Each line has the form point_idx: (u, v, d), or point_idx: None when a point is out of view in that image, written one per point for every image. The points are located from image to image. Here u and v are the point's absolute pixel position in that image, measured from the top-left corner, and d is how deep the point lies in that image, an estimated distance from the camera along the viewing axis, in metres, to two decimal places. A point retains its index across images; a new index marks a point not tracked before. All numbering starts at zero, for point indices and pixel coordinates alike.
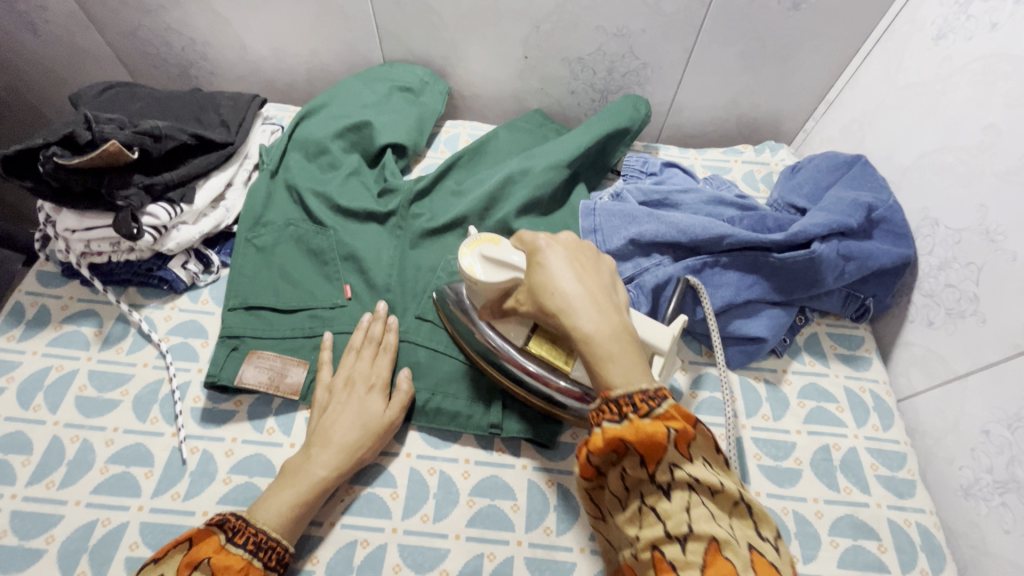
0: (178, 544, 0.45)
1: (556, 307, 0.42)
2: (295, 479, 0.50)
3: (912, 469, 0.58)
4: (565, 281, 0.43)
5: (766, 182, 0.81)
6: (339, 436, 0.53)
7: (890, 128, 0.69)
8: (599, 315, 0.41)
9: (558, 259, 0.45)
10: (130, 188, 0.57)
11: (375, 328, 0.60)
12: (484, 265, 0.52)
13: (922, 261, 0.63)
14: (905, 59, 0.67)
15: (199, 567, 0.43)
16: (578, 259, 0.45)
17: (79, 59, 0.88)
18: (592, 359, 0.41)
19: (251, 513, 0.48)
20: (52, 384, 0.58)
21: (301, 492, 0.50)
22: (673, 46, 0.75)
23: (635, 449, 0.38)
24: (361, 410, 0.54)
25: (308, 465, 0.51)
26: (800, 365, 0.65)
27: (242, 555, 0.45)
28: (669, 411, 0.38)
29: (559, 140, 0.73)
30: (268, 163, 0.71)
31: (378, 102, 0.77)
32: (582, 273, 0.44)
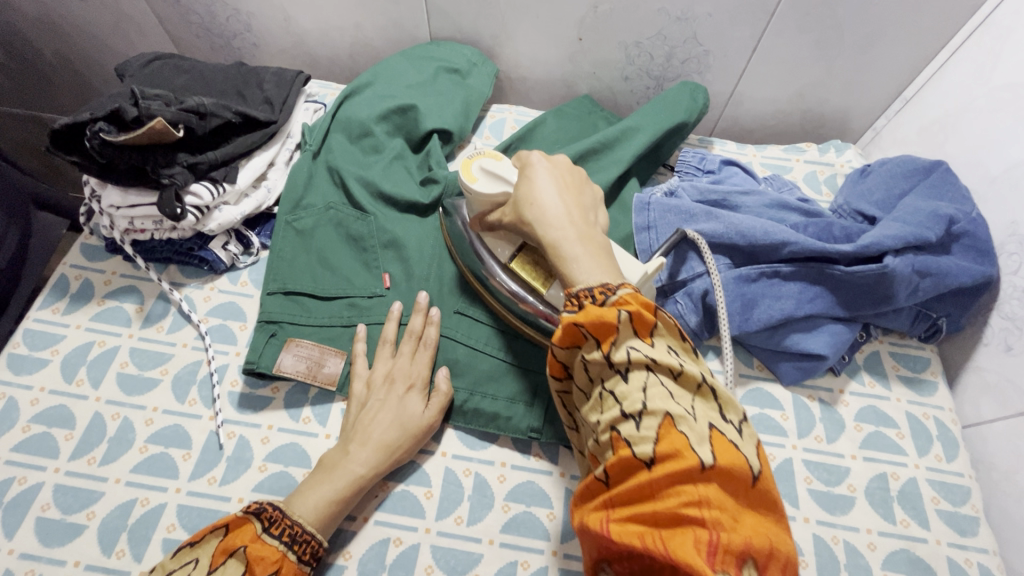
0: (216, 529, 0.45)
1: (533, 218, 0.47)
2: (334, 477, 0.49)
3: (976, 505, 0.55)
4: (553, 195, 0.48)
5: (830, 184, 0.76)
6: (376, 434, 0.51)
7: (978, 132, 0.63)
8: (571, 225, 0.46)
9: (545, 176, 0.50)
10: (175, 166, 0.56)
11: (415, 322, 0.58)
12: (484, 179, 0.55)
13: (1004, 281, 0.58)
14: (1003, 56, 0.61)
15: (234, 557, 0.43)
16: (569, 181, 0.50)
17: (125, 27, 0.88)
18: (555, 257, 0.45)
19: (289, 506, 0.47)
20: (94, 359, 0.58)
21: (340, 490, 0.49)
22: (741, 33, 0.70)
23: (589, 333, 0.38)
24: (401, 411, 0.53)
25: (347, 462, 0.50)
26: (860, 386, 0.61)
27: (278, 547, 0.45)
28: (625, 298, 0.38)
29: (611, 130, 0.69)
30: (310, 143, 0.69)
31: (424, 83, 0.74)
32: (569, 190, 0.49)
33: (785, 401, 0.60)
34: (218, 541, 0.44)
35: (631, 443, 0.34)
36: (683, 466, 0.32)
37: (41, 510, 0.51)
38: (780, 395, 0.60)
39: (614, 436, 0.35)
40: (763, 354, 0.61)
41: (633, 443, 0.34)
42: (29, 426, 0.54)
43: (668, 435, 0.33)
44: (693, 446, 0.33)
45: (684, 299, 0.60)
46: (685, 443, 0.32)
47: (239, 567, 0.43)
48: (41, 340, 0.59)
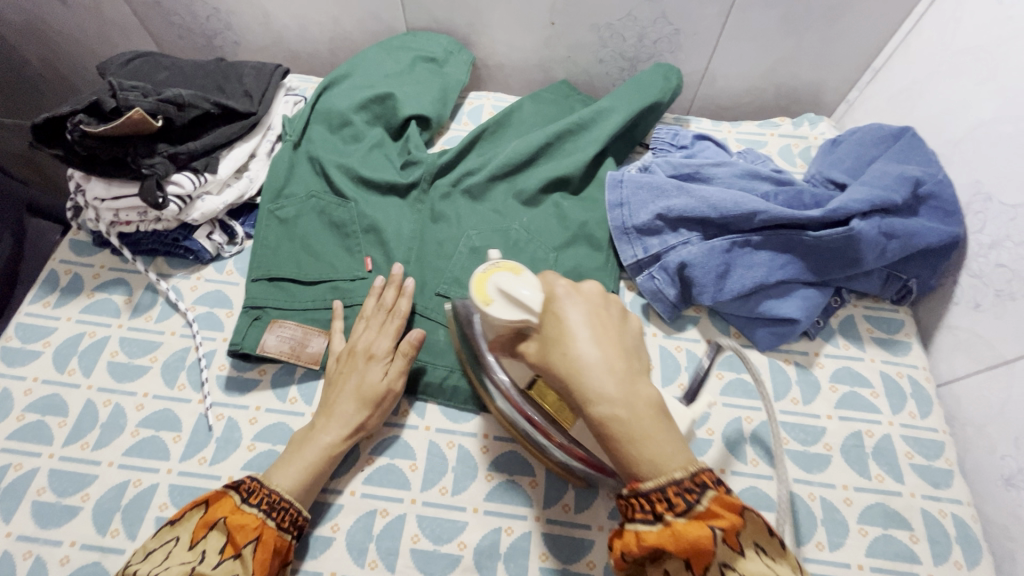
0: (193, 508, 0.46)
1: (565, 373, 0.37)
2: (304, 450, 0.50)
3: (950, 458, 0.56)
4: (589, 346, 0.37)
5: (804, 157, 0.77)
6: (339, 407, 0.53)
7: (943, 96, 0.64)
8: (627, 392, 0.36)
9: (576, 314, 0.39)
10: (155, 157, 0.57)
11: (387, 295, 0.59)
12: (502, 300, 0.44)
13: (971, 239, 0.59)
14: (964, 21, 0.62)
15: (215, 527, 0.44)
16: (599, 315, 0.39)
17: (108, 31, 0.90)
18: (614, 444, 0.36)
19: (267, 476, 0.49)
20: (85, 349, 0.60)
21: (312, 456, 0.50)
22: (708, 11, 0.71)
23: (675, 554, 0.34)
24: (361, 380, 0.54)
25: (316, 433, 0.52)
26: (834, 349, 0.62)
27: (257, 514, 0.45)
28: (710, 508, 0.34)
29: (584, 111, 0.71)
30: (290, 135, 0.70)
31: (401, 72, 0.75)
32: (606, 337, 0.38)
33: (761, 365, 0.61)
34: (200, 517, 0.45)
35: None
36: None
37: (36, 495, 0.52)
38: (756, 360, 0.62)
39: None
40: (740, 322, 0.62)
41: None
42: (23, 415, 0.56)
43: None
44: None
45: (660, 273, 0.62)
46: None
47: (220, 536, 0.44)
48: (33, 333, 0.60)
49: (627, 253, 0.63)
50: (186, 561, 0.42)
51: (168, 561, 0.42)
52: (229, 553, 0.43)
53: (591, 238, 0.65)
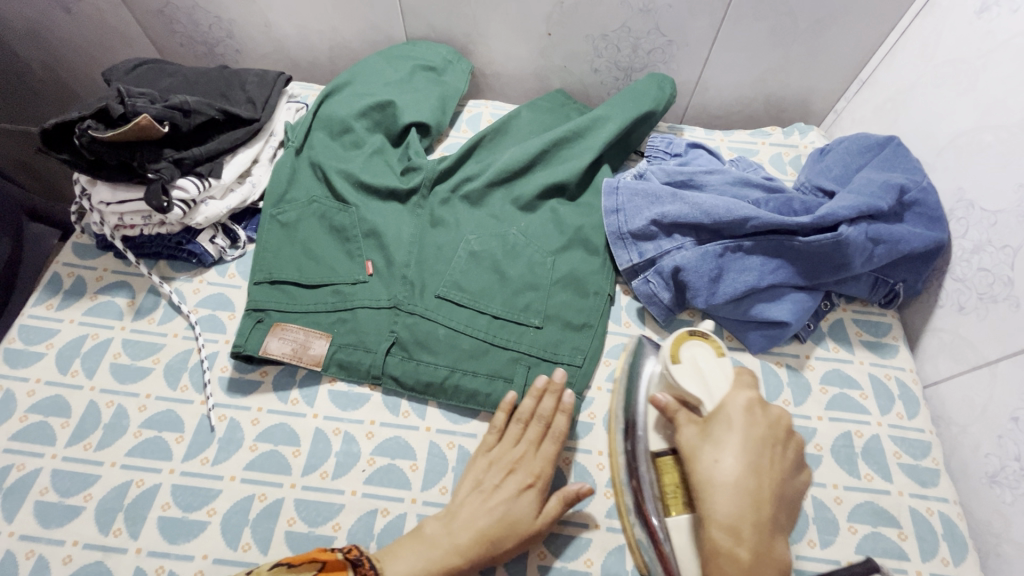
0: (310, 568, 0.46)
1: (703, 480, 0.44)
2: (423, 542, 0.48)
3: (936, 457, 0.57)
4: (732, 463, 0.44)
5: (795, 165, 0.79)
6: (479, 519, 0.49)
7: (926, 107, 0.66)
8: (755, 538, 0.42)
9: (738, 433, 0.45)
10: (161, 162, 0.58)
11: (545, 404, 0.55)
12: (688, 368, 0.50)
13: (954, 245, 0.61)
14: (945, 34, 0.64)
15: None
16: (768, 450, 0.45)
17: (110, 39, 0.91)
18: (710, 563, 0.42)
19: (382, 562, 0.47)
20: (88, 351, 0.60)
21: (432, 561, 0.47)
22: (701, 23, 0.73)
23: None
24: (509, 502, 0.50)
25: (445, 535, 0.48)
26: (824, 351, 0.64)
27: None
28: None
29: (581, 119, 0.73)
30: (293, 141, 0.72)
31: (401, 81, 0.77)
32: (762, 473, 0.44)
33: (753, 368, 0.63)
34: None
35: None
36: None
37: (39, 495, 0.53)
38: (749, 362, 0.63)
39: None
40: (733, 325, 0.64)
41: None
42: (26, 416, 0.56)
43: None
44: None
45: (655, 277, 0.63)
46: None
47: None
48: (36, 335, 0.61)
49: (622, 258, 0.65)
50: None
51: None
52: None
53: (587, 242, 0.67)
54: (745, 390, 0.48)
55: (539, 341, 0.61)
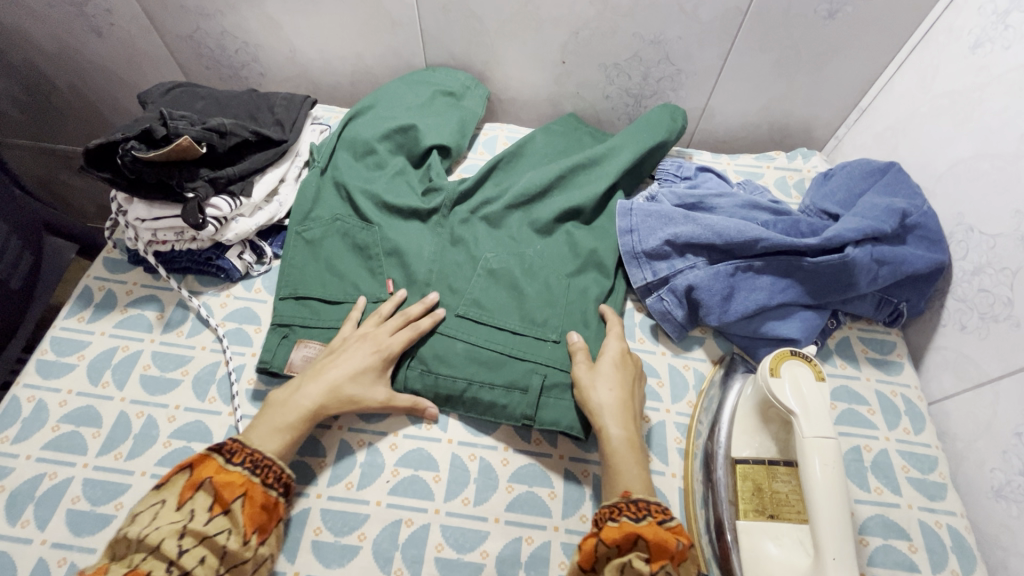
0: (181, 474, 0.48)
1: (593, 405, 0.56)
2: (273, 412, 0.54)
3: (943, 472, 0.59)
4: (612, 391, 0.57)
5: (799, 188, 0.82)
6: (329, 373, 0.57)
7: (924, 135, 0.70)
8: (625, 427, 0.55)
9: (608, 369, 0.59)
10: (197, 181, 0.61)
11: (415, 311, 0.63)
12: (790, 388, 0.50)
13: (955, 266, 0.64)
14: (941, 67, 0.68)
15: (201, 488, 0.48)
16: (633, 383, 0.59)
17: (138, 62, 0.94)
18: (611, 460, 0.54)
19: (247, 437, 0.52)
20: (118, 362, 0.62)
21: (284, 420, 0.54)
22: (709, 54, 0.77)
23: (647, 544, 0.46)
24: (353, 364, 0.57)
25: (297, 397, 0.55)
26: (832, 368, 0.66)
27: (242, 472, 0.49)
28: (677, 526, 0.48)
29: (597, 148, 0.76)
30: (318, 161, 0.74)
31: (423, 105, 0.80)
32: (629, 394, 0.58)
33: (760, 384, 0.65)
34: (184, 480, 0.48)
35: None
36: None
37: (71, 503, 0.54)
38: None
39: None
40: (743, 341, 0.66)
41: None
42: (57, 425, 0.58)
43: None
44: None
45: (669, 295, 0.66)
46: None
47: (205, 499, 0.47)
48: (67, 347, 0.63)
49: (637, 276, 0.67)
50: (174, 521, 0.46)
51: (157, 522, 0.45)
52: (218, 509, 0.47)
53: (601, 265, 0.69)
54: (615, 339, 0.62)
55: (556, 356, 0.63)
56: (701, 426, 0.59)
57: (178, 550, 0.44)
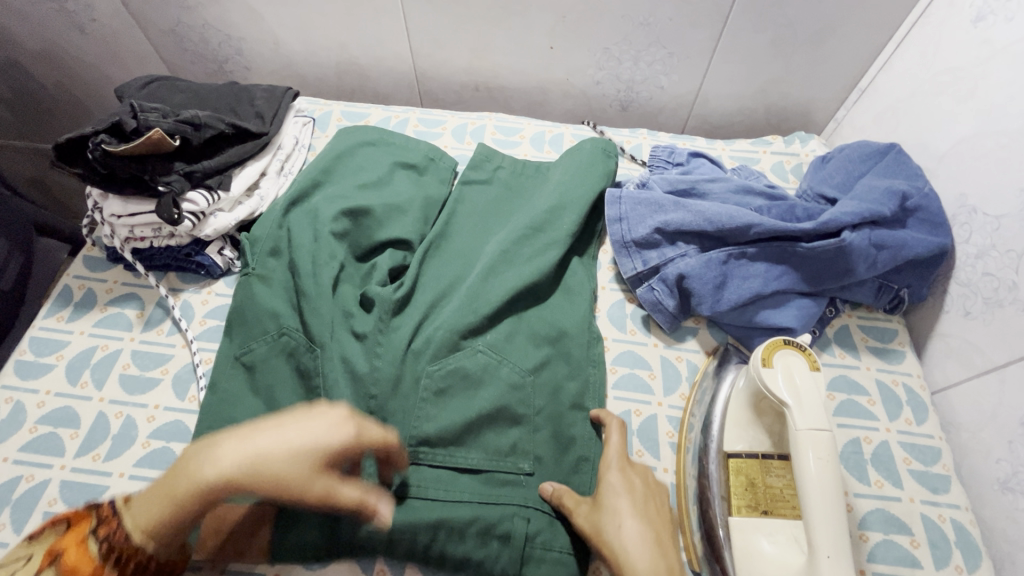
0: (40, 566, 0.39)
1: (599, 504, 0.49)
2: (171, 481, 0.39)
3: (946, 464, 0.57)
4: (617, 490, 0.50)
5: (796, 173, 0.80)
6: (260, 443, 0.39)
7: (925, 114, 0.67)
8: (637, 524, 0.47)
9: (615, 466, 0.52)
10: (172, 174, 0.59)
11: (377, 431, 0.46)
12: (783, 380, 0.48)
13: (958, 250, 0.61)
14: (943, 43, 0.65)
15: (52, 563, 0.39)
16: (642, 477, 0.52)
17: (122, 57, 0.93)
18: (619, 565, 0.45)
19: (127, 504, 0.42)
20: (97, 362, 0.61)
21: (184, 497, 0.39)
22: (701, 35, 0.74)
23: None
24: (294, 446, 0.39)
25: (208, 466, 0.38)
26: (830, 358, 0.64)
27: (95, 556, 0.40)
28: None
29: (537, 212, 0.68)
30: (254, 268, 0.63)
31: (376, 181, 0.70)
32: (635, 491, 0.50)
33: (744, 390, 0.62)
34: (54, 538, 0.41)
35: None
36: None
37: (48, 505, 0.53)
38: None
39: None
40: (736, 331, 0.64)
41: None
42: (35, 427, 0.57)
43: None
44: None
45: (659, 284, 0.64)
46: None
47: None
48: (46, 347, 0.62)
49: (627, 266, 0.66)
50: None
51: None
52: None
53: (564, 350, 0.62)
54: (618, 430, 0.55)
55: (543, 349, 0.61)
56: (693, 420, 0.57)
57: None
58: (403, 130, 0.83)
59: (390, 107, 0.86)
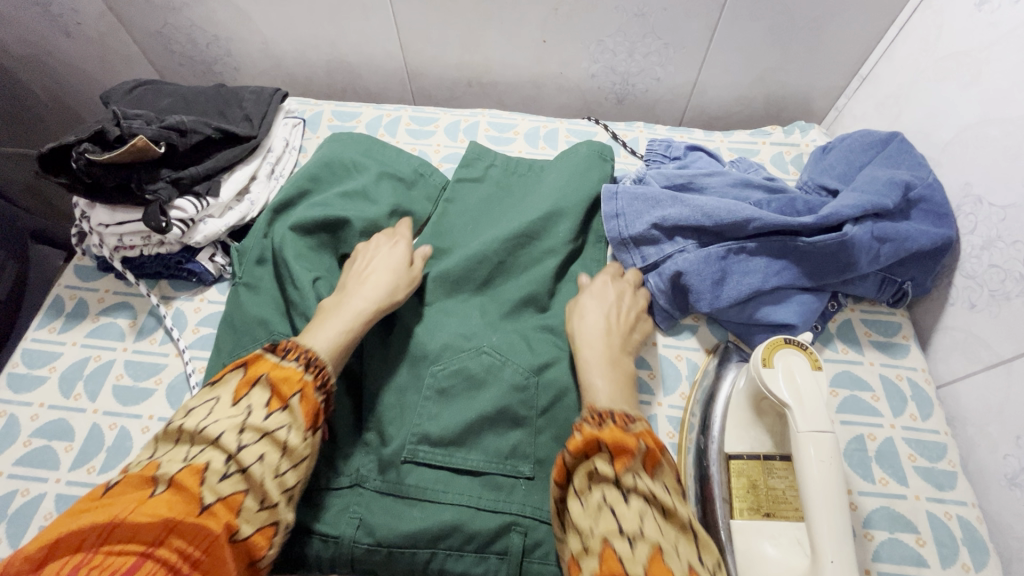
0: (235, 372, 0.43)
1: (574, 328, 0.58)
2: (334, 313, 0.53)
3: (953, 460, 0.56)
4: (593, 316, 0.58)
5: (796, 164, 0.78)
6: (375, 279, 0.58)
7: (928, 101, 0.65)
8: (601, 348, 0.55)
9: (595, 303, 0.59)
10: (159, 182, 0.58)
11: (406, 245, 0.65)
12: (783, 379, 0.47)
13: (963, 241, 0.60)
14: (945, 27, 0.63)
15: (256, 386, 0.42)
16: (617, 308, 0.59)
17: (110, 61, 0.92)
18: (583, 373, 0.54)
19: (304, 337, 0.50)
20: (90, 373, 0.60)
21: (348, 323, 0.53)
22: (697, 25, 0.73)
23: (607, 449, 0.42)
24: (388, 261, 0.61)
25: (351, 306, 0.55)
26: (833, 353, 0.63)
27: (296, 368, 0.44)
28: (642, 432, 0.44)
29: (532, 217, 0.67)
30: (242, 278, 0.63)
31: (361, 193, 0.68)
32: (612, 318, 0.58)
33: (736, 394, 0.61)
34: (236, 379, 0.42)
35: (625, 561, 0.36)
36: None
37: (44, 520, 0.52)
38: None
39: (608, 551, 0.37)
40: (736, 328, 0.63)
41: (625, 560, 0.36)
42: (30, 440, 0.56)
43: (656, 566, 0.35)
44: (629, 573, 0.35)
45: (657, 282, 0.63)
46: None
47: (263, 395, 0.41)
48: (39, 359, 0.61)
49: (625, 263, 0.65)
50: (232, 415, 0.40)
51: (215, 416, 0.40)
52: (276, 405, 0.41)
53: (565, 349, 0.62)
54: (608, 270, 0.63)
55: (541, 351, 0.61)
56: (693, 419, 0.56)
57: (239, 445, 0.39)
58: (395, 129, 0.81)
59: (381, 106, 0.84)
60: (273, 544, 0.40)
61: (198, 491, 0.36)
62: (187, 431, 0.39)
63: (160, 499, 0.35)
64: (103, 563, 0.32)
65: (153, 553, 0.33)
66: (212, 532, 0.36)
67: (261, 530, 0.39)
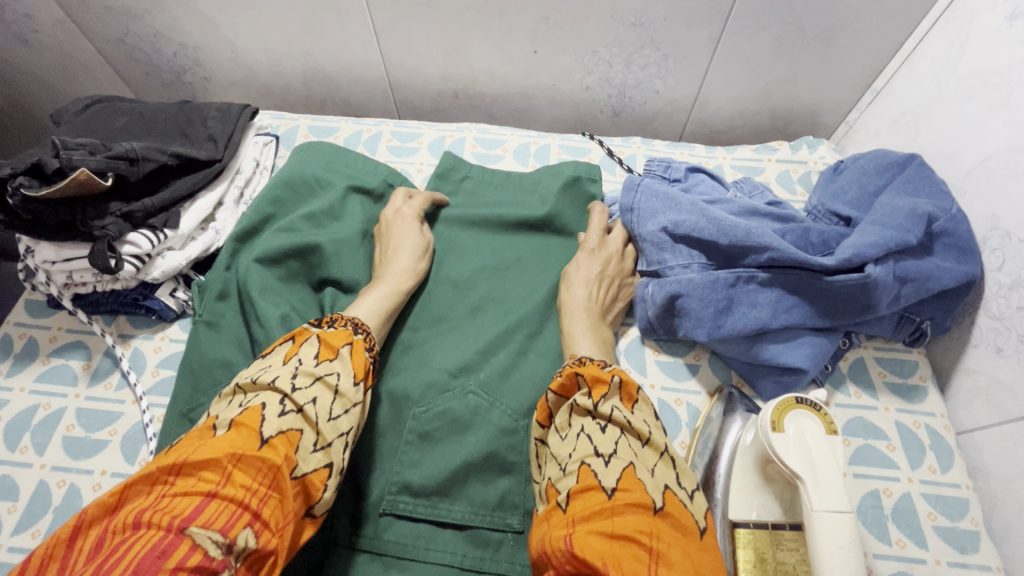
0: (283, 342, 0.43)
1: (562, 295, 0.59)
2: (371, 290, 0.55)
3: (975, 518, 0.51)
4: (581, 285, 0.59)
5: (804, 183, 0.73)
6: (404, 256, 0.59)
7: (950, 122, 0.60)
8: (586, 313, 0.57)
9: (581, 267, 0.60)
10: (107, 217, 0.53)
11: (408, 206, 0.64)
12: (790, 440, 0.43)
13: (989, 278, 0.55)
14: (970, 42, 0.58)
15: (294, 342, 0.43)
16: (604, 277, 0.60)
17: (73, 70, 0.86)
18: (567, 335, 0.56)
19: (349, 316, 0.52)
20: (39, 423, 0.55)
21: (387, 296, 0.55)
22: (699, 35, 0.67)
23: (585, 381, 0.44)
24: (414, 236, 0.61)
25: (390, 280, 0.57)
26: (845, 398, 0.58)
27: (345, 331, 0.45)
28: (618, 369, 0.45)
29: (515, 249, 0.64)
30: (203, 314, 0.57)
31: (329, 212, 0.64)
32: (597, 287, 0.59)
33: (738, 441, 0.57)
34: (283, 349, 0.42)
35: (599, 474, 0.37)
36: (638, 501, 0.35)
37: None
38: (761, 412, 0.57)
39: (584, 466, 0.38)
40: (743, 368, 0.58)
41: (600, 474, 0.37)
42: None
43: (628, 476, 0.37)
44: (602, 482, 0.37)
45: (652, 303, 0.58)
46: (640, 484, 0.36)
47: (312, 347, 0.42)
48: None
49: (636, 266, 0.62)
50: (288, 369, 0.40)
51: (270, 366, 0.40)
52: (327, 355, 0.42)
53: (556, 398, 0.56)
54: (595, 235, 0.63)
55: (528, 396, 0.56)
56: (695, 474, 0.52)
57: (292, 385, 0.39)
58: (375, 146, 0.76)
59: (361, 120, 0.79)
60: (327, 488, 0.38)
61: (259, 426, 0.35)
62: (243, 384, 0.39)
63: (222, 438, 0.34)
64: (173, 503, 0.31)
65: (222, 488, 0.32)
66: (272, 462, 0.34)
67: (318, 470, 0.37)
